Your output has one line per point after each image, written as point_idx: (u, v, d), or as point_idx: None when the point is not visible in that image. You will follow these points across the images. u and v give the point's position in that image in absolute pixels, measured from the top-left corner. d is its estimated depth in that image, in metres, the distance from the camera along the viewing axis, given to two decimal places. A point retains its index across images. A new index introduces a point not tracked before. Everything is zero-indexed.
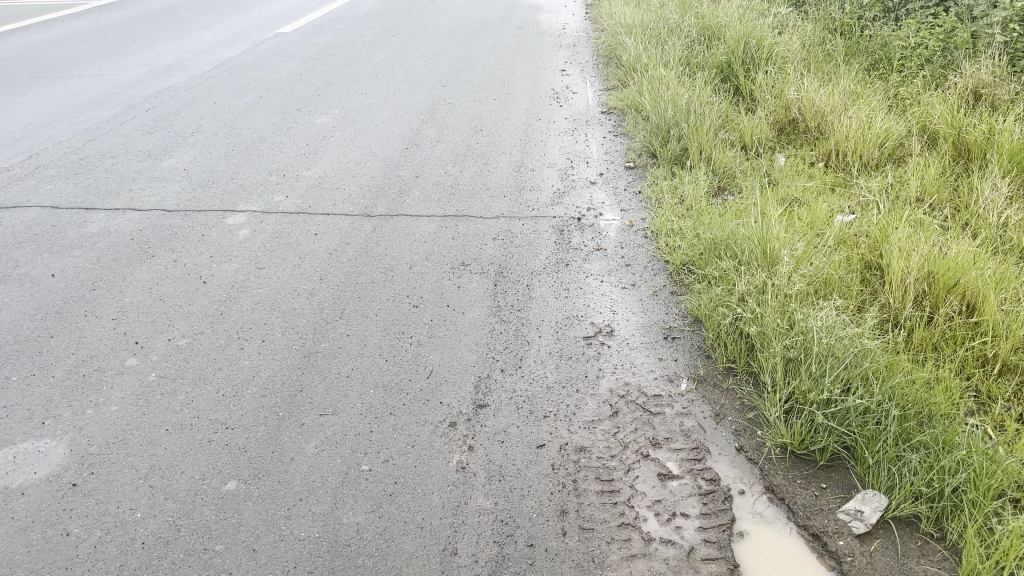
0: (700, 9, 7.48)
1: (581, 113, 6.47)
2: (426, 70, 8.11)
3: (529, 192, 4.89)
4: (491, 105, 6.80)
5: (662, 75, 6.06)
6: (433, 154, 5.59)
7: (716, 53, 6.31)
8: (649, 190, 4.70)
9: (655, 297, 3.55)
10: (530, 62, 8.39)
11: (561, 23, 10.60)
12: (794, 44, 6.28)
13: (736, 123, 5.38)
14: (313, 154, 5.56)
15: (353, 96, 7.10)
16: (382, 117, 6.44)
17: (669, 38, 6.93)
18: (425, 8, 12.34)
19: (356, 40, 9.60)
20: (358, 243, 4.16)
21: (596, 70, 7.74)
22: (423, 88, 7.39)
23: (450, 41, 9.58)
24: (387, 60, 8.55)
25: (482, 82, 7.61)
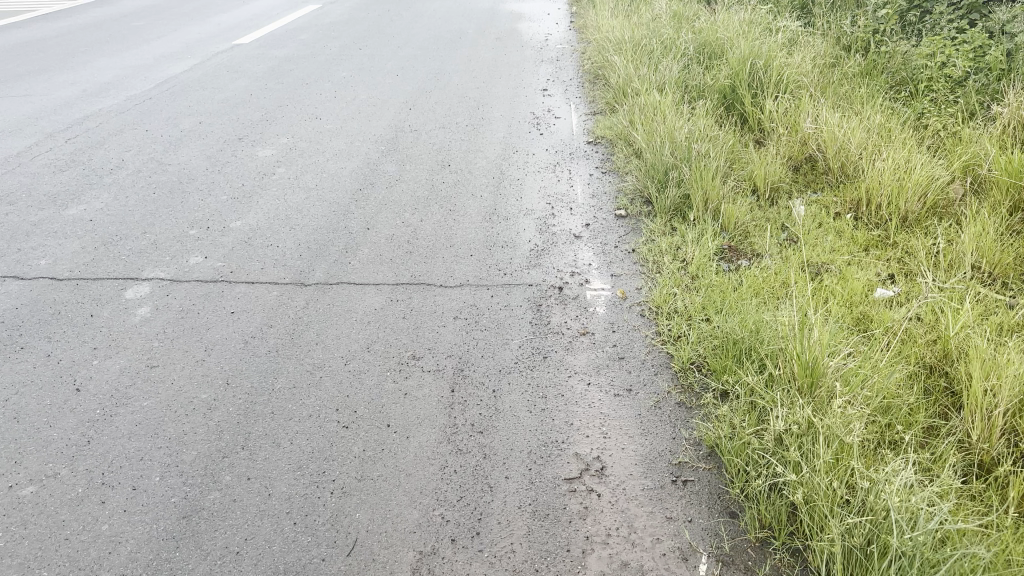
0: (696, 24, 6.72)
1: (565, 143, 5.68)
2: (393, 90, 7.29)
3: (501, 248, 4.08)
4: (461, 134, 5.98)
5: (656, 103, 5.29)
6: (390, 197, 4.77)
7: (717, 75, 5.54)
8: (645, 248, 3.93)
9: (657, 410, 2.74)
10: (509, 80, 7.59)
11: (544, 34, 9.83)
12: (806, 65, 5.51)
13: (745, 162, 4.62)
14: (248, 198, 4.73)
15: (306, 121, 6.26)
16: (335, 150, 5.62)
17: (663, 57, 6.15)
18: (398, 16, 11.50)
19: (318, 54, 8.75)
20: (284, 326, 3.33)
21: (581, 91, 6.96)
22: (387, 112, 6.57)
23: (421, 55, 8.77)
24: (349, 77, 7.72)
25: (454, 104, 6.79)
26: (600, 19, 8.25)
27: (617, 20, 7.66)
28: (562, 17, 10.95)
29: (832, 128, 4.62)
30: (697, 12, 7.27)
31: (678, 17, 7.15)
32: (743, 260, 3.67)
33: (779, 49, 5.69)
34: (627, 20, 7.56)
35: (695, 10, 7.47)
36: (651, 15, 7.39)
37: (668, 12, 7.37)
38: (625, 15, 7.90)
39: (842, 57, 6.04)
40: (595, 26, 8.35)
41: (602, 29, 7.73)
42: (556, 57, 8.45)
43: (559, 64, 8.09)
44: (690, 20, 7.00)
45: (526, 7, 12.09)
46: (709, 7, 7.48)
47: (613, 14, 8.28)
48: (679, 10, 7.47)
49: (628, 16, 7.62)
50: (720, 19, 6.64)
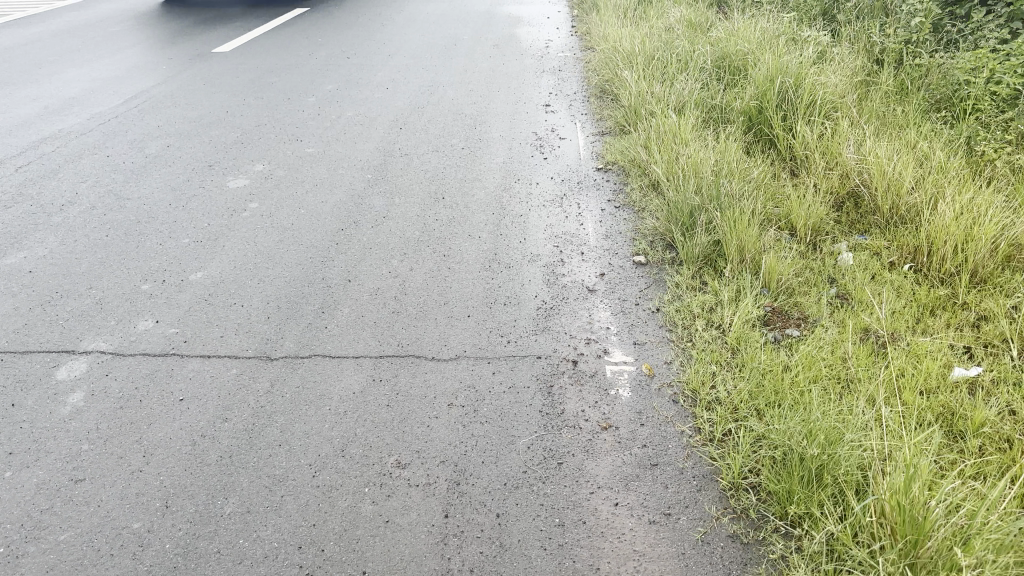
0: (714, 35, 6.16)
1: (573, 171, 5.12)
2: (383, 106, 6.72)
3: (503, 305, 3.52)
4: (457, 160, 5.41)
5: (676, 130, 4.74)
6: (376, 239, 4.20)
7: (743, 94, 4.99)
8: (674, 307, 3.38)
9: (706, 549, 2.16)
10: (509, 93, 7.01)
11: (544, 40, 9.27)
12: (840, 84, 4.96)
13: (780, 199, 4.08)
14: (214, 241, 4.16)
15: (285, 144, 5.69)
16: (316, 179, 5.04)
17: (678, 73, 5.60)
18: (389, 21, 10.92)
19: (303, 64, 8.17)
20: (242, 420, 2.77)
21: (588, 107, 6.39)
22: (375, 132, 6.00)
23: (414, 65, 8.20)
24: (335, 91, 7.15)
25: (449, 123, 6.21)
26: (606, 28, 7.69)
27: (626, 27, 7.09)
28: (563, 21, 10.39)
29: (880, 160, 4.07)
30: (713, 23, 6.72)
31: (693, 28, 6.59)
32: (791, 328, 3.14)
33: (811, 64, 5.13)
34: (636, 27, 6.99)
35: (709, 19, 6.92)
36: (662, 24, 6.84)
37: (681, 22, 6.82)
38: (634, 23, 7.34)
39: (877, 71, 5.48)
40: (601, 34, 7.78)
41: (608, 38, 7.17)
42: (559, 66, 7.88)
43: (563, 75, 7.51)
44: (706, 31, 6.43)
45: (525, 10, 11.53)
46: (724, 17, 6.93)
47: (620, 22, 7.71)
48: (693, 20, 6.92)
49: (637, 25, 7.05)
50: (740, 30, 6.08)
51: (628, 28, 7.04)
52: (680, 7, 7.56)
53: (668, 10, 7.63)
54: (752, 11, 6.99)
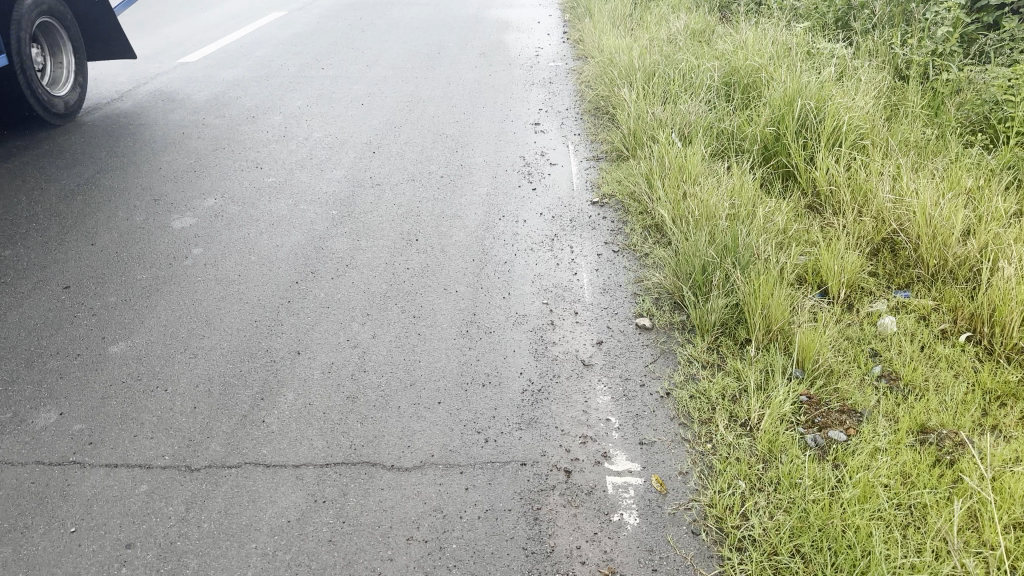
0: (720, 48, 5.59)
1: (565, 206, 4.55)
2: (356, 124, 6.12)
3: (482, 384, 2.93)
4: (434, 192, 4.81)
5: (684, 162, 4.17)
6: (334, 295, 3.60)
7: (757, 120, 4.43)
8: (688, 391, 2.80)
9: None
10: (495, 110, 6.43)
11: (535, 47, 8.70)
12: (865, 106, 4.40)
13: (807, 248, 3.52)
14: (146, 300, 3.57)
15: (243, 173, 5.10)
16: (273, 217, 4.44)
17: (681, 93, 5.05)
18: (370, 26, 10.32)
19: (274, 78, 7.57)
20: (143, 566, 2.18)
21: (581, 126, 5.81)
22: (345, 157, 5.42)
23: (394, 77, 7.60)
24: (305, 108, 6.55)
25: (428, 147, 5.61)
26: (600, 38, 7.11)
27: (623, 38, 6.51)
28: (554, 26, 9.81)
29: (923, 205, 3.53)
30: (717, 34, 6.16)
31: (696, 40, 6.03)
32: (833, 426, 2.58)
33: (832, 84, 4.57)
34: (634, 38, 6.42)
35: (713, 32, 6.36)
36: (662, 36, 6.27)
37: (683, 35, 6.26)
38: (631, 33, 6.77)
39: (904, 89, 4.92)
40: (596, 44, 7.20)
41: (604, 50, 6.59)
42: (549, 78, 7.30)
43: (554, 88, 6.93)
44: (711, 44, 5.86)
45: (514, 14, 10.95)
46: (729, 28, 6.37)
47: (616, 32, 7.13)
48: (695, 32, 6.36)
49: (636, 35, 6.48)
50: (749, 44, 5.51)
51: (625, 40, 6.46)
52: (680, 18, 6.99)
53: (667, 20, 7.06)
54: (759, 21, 6.43)
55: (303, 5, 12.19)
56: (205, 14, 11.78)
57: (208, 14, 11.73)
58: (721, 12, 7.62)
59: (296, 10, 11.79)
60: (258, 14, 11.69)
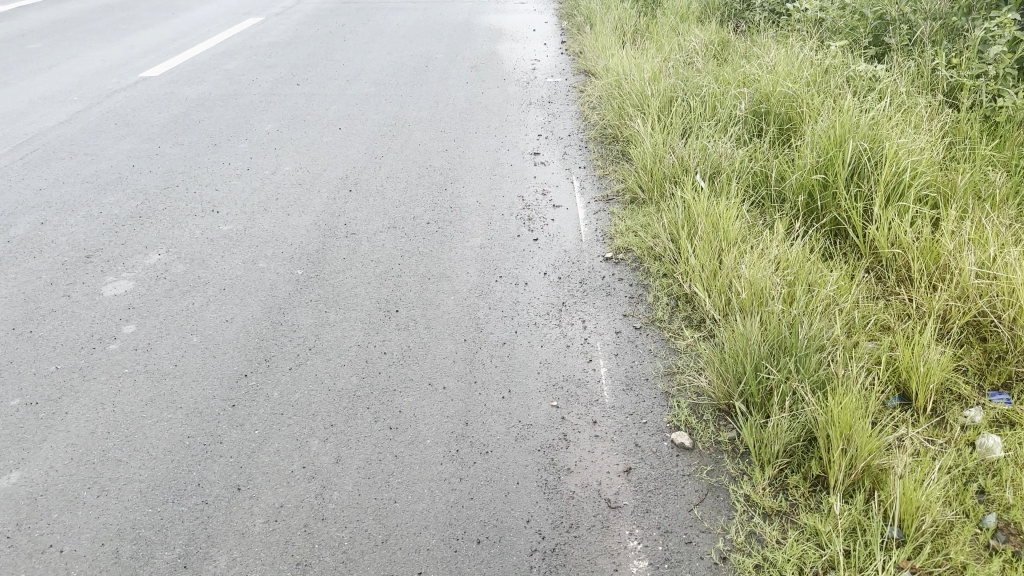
0: (745, 72, 4.92)
1: (573, 264, 3.86)
2: (331, 154, 5.41)
3: (476, 541, 2.23)
4: (419, 244, 4.11)
5: (717, 219, 3.49)
6: (291, 395, 2.90)
7: (800, 165, 3.76)
8: (751, 557, 2.12)
9: None
10: (489, 137, 5.73)
11: (531, 60, 8.03)
12: (925, 145, 3.74)
13: (880, 338, 2.84)
14: (58, 406, 2.88)
15: (196, 219, 4.40)
16: (226, 279, 3.73)
17: (704, 126, 4.38)
18: (353, 34, 9.60)
19: (243, 97, 6.86)
20: None
21: (588, 159, 5.12)
22: (315, 196, 4.71)
23: (376, 95, 6.89)
24: (275, 133, 5.84)
25: (413, 184, 4.90)
26: (606, 55, 6.43)
27: (632, 56, 5.82)
28: (550, 36, 9.12)
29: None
30: (739, 55, 5.49)
31: (717, 61, 5.34)
32: None
33: (888, 120, 3.90)
34: (646, 56, 5.73)
35: (733, 53, 5.68)
36: (677, 56, 5.58)
37: (702, 56, 5.58)
38: (641, 50, 6.09)
39: (967, 119, 4.23)
40: (602, 61, 6.51)
41: (610, 69, 5.89)
42: (549, 98, 6.61)
43: (555, 110, 6.23)
44: (734, 65, 5.19)
45: (507, 22, 10.25)
46: (751, 46, 5.70)
47: (623, 48, 6.45)
48: (714, 52, 5.69)
49: (646, 53, 5.79)
50: (780, 68, 4.84)
51: (635, 57, 5.76)
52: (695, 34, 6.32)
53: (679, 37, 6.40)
54: (785, 40, 5.76)
55: (282, 10, 11.46)
56: (176, 19, 11.05)
57: (180, 20, 10.98)
58: (737, 28, 6.95)
59: (274, 16, 11.06)
60: (233, 20, 10.96)
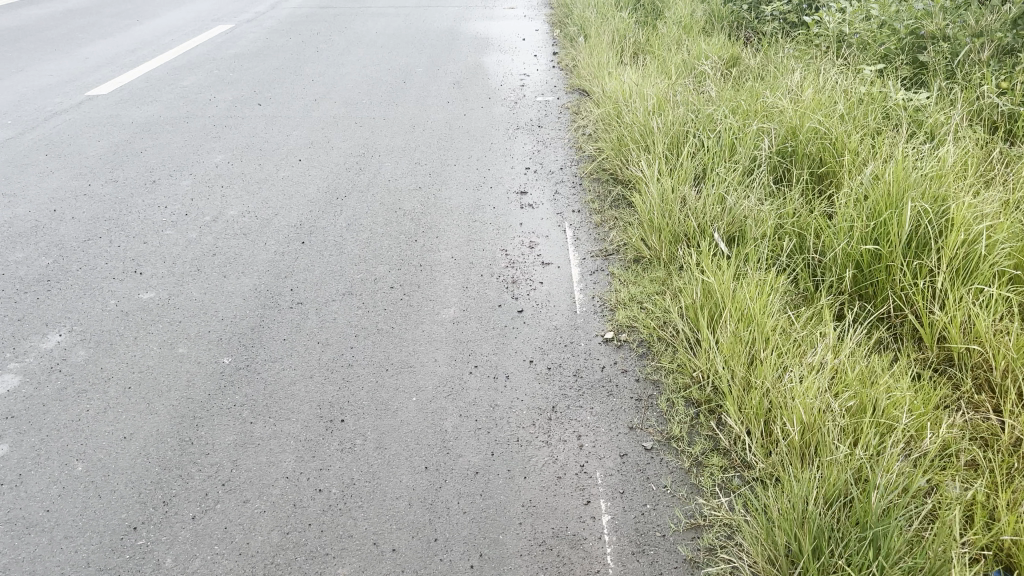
0: (765, 101, 4.23)
1: (565, 346, 3.15)
2: (285, 194, 4.68)
3: None
4: (378, 318, 3.38)
5: (746, 303, 2.79)
6: (189, 565, 2.18)
7: (844, 231, 3.07)
8: None
9: None
10: (469, 174, 5.01)
11: (519, 75, 7.35)
12: (996, 203, 3.05)
13: (976, 488, 2.14)
14: None
15: (113, 284, 3.68)
16: (133, 374, 3.01)
17: (722, 169, 3.68)
18: (327, 44, 8.87)
19: (196, 121, 6.13)
20: None
21: (585, 206, 4.41)
22: (260, 250, 4.00)
23: (345, 118, 6.16)
24: (225, 168, 5.12)
25: (377, 236, 4.17)
26: (604, 77, 5.74)
27: (633, 78, 5.12)
28: (541, 47, 8.41)
29: None
30: (755, 79, 4.80)
31: (730, 85, 4.63)
32: None
33: (948, 171, 3.21)
34: (648, 79, 5.02)
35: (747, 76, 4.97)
36: (684, 81, 4.88)
37: (713, 78, 4.87)
38: (642, 72, 5.38)
39: None
40: (599, 85, 5.81)
41: (607, 95, 5.19)
42: (538, 126, 5.91)
43: (547, 141, 5.53)
44: (750, 92, 4.48)
45: (494, 30, 9.54)
46: (768, 70, 4.99)
47: (621, 69, 5.75)
48: (725, 75, 4.99)
49: (649, 76, 5.08)
50: (807, 99, 4.14)
51: (637, 80, 5.06)
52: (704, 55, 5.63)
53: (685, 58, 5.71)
54: (806, 63, 5.08)
55: (255, 16, 10.72)
56: (138, 26, 10.30)
57: (142, 27, 10.22)
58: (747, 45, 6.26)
59: (244, 23, 10.32)
60: (200, 27, 10.20)
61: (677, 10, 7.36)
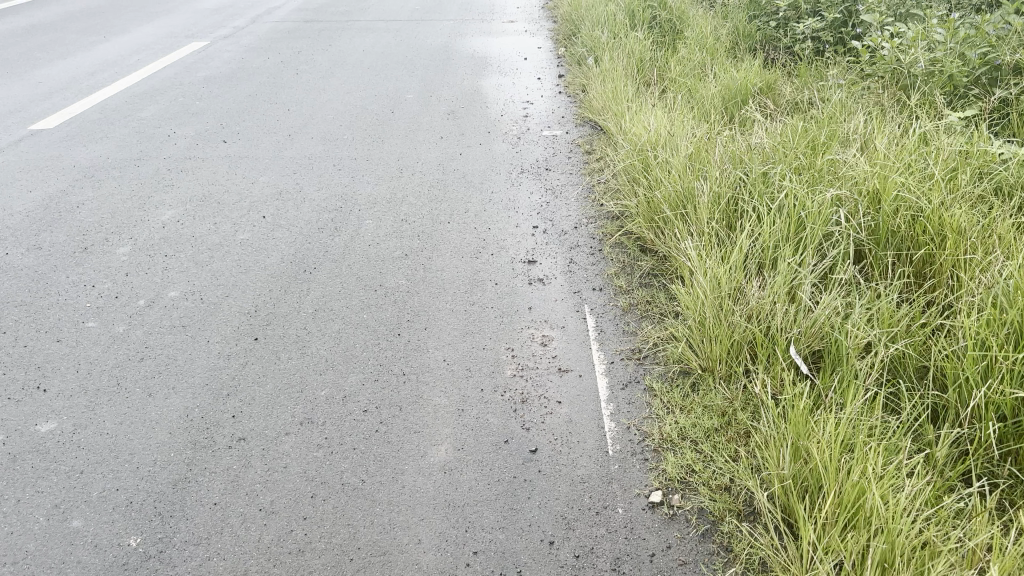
0: (833, 156, 3.41)
1: (599, 515, 2.31)
2: (241, 266, 3.86)
3: None
4: (343, 463, 2.54)
5: (863, 481, 1.98)
6: None
7: (978, 361, 2.28)
8: None
9: None
10: (466, 236, 4.19)
11: (522, 104, 6.54)
12: None
13: None
14: None
15: (7, 409, 2.87)
16: (3, 568, 2.21)
17: (795, 257, 2.88)
18: (309, 64, 8.05)
19: (148, 163, 5.31)
20: None
21: (608, 283, 3.59)
22: (200, 352, 3.18)
23: (321, 158, 5.35)
24: (173, 229, 4.30)
25: (350, 327, 3.33)
26: (623, 114, 4.94)
27: (660, 121, 4.32)
28: (544, 68, 7.60)
29: None
30: (811, 120, 3.99)
31: (778, 131, 3.85)
32: None
33: None
34: (679, 123, 4.23)
35: (794, 118, 4.18)
36: (721, 129, 4.09)
37: (757, 123, 4.07)
38: (670, 113, 4.60)
39: None
40: (618, 127, 5.01)
41: (631, 141, 4.39)
42: (545, 170, 5.10)
43: (557, 191, 4.72)
44: (807, 142, 3.69)
45: (492, 48, 8.73)
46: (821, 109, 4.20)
47: (643, 105, 4.96)
48: (771, 117, 4.19)
49: (678, 119, 4.29)
50: (884, 155, 3.35)
51: (666, 124, 4.26)
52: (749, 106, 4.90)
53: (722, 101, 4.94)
54: (867, 102, 4.28)
55: (232, 32, 9.89)
56: (104, 43, 9.50)
57: (108, 45, 9.39)
58: (786, 76, 5.49)
59: (221, 40, 9.51)
60: (172, 44, 9.37)
61: (699, 28, 6.56)
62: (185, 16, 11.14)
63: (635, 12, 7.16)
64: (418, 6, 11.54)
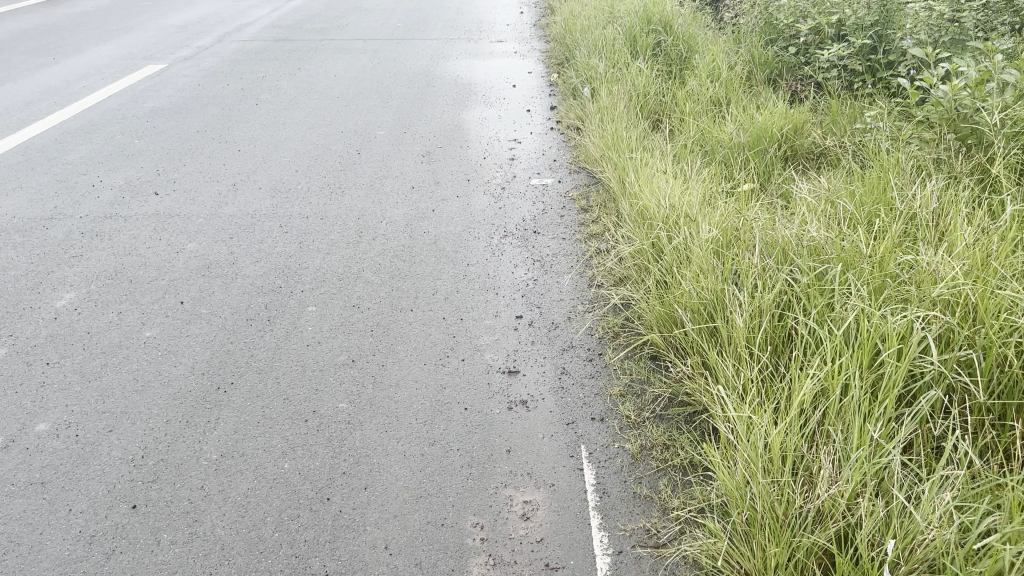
0: (907, 254, 2.60)
1: None
2: (139, 385, 3.02)
3: None
4: None
5: None
6: None
7: None
8: None
9: None
10: (430, 333, 3.34)
11: (509, 143, 5.77)
12: None
13: None
14: None
15: None
16: None
17: (879, 423, 2.06)
18: (271, 92, 7.22)
19: (61, 223, 4.46)
20: None
21: (611, 413, 2.74)
22: (55, 532, 2.34)
23: (267, 217, 4.50)
24: (66, 321, 3.46)
25: (263, 485, 2.48)
26: (629, 172, 4.13)
27: (676, 189, 3.50)
28: (535, 98, 6.83)
29: None
30: (865, 195, 3.21)
31: (827, 213, 3.04)
32: None
33: None
34: (700, 195, 3.41)
35: (840, 188, 3.40)
36: (753, 203, 3.26)
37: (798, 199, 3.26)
38: (687, 175, 3.79)
39: None
40: (623, 189, 4.21)
41: (642, 214, 3.57)
42: (533, 236, 4.25)
43: (548, 266, 3.87)
44: (867, 229, 2.88)
45: (478, 72, 7.93)
46: (871, 179, 3.42)
47: (654, 160, 4.20)
48: (813, 189, 3.40)
49: (699, 187, 3.48)
50: (975, 256, 2.55)
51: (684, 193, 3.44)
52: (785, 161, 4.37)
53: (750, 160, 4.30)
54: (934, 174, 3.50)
55: (195, 53, 9.06)
56: (52, 65, 8.64)
57: (55, 67, 8.53)
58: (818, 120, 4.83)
59: (180, 62, 8.66)
60: (126, 67, 8.53)
61: (707, 57, 5.78)
62: (147, 33, 10.28)
63: (636, 35, 6.34)
64: (401, 23, 10.72)
